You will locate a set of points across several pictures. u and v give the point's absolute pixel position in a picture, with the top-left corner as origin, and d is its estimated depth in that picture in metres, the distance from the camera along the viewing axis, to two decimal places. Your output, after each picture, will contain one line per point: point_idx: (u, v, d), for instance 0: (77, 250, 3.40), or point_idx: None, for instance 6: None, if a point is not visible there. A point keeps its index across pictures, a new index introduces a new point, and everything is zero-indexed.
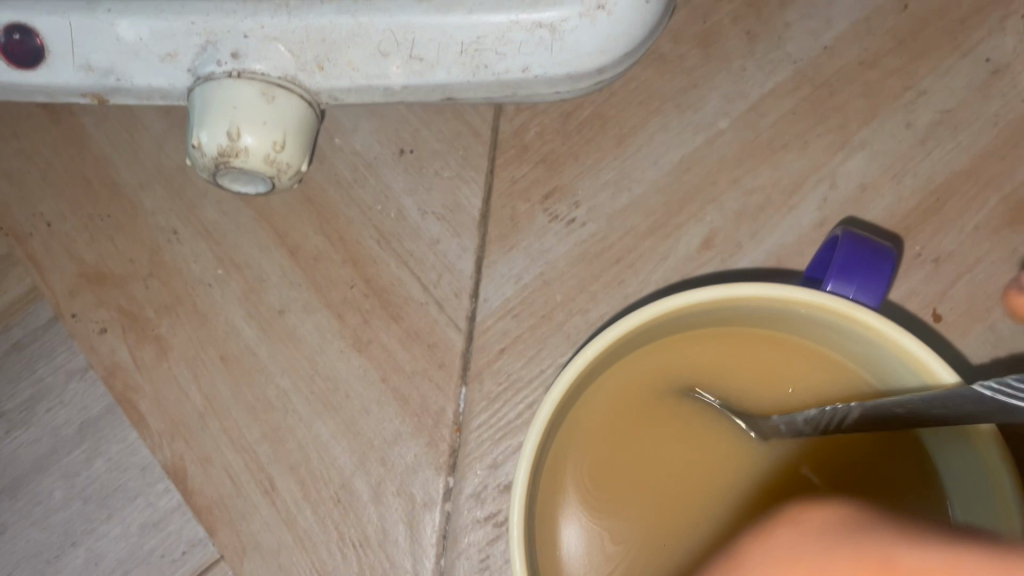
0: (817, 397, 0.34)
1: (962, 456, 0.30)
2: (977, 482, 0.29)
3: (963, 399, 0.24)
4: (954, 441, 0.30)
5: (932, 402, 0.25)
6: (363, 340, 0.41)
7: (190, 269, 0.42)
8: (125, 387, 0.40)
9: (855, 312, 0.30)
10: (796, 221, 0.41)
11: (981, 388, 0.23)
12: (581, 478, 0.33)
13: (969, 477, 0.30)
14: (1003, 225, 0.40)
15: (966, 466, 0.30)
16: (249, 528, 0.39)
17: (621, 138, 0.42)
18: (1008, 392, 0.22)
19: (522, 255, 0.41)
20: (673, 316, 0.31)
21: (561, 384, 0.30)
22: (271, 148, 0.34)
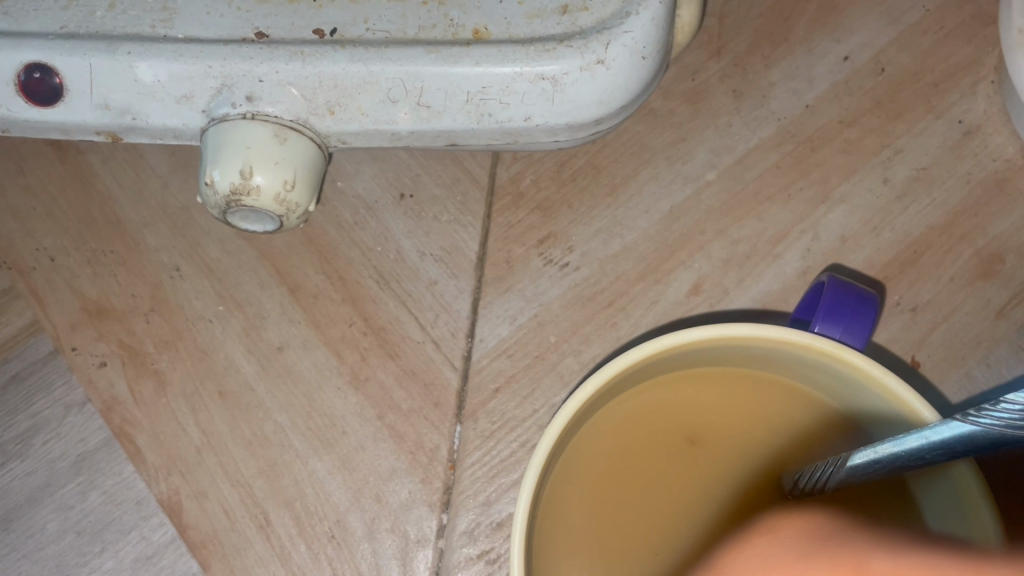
0: (797, 432, 0.35)
1: (945, 492, 0.31)
2: (957, 514, 0.30)
3: (958, 442, 0.25)
4: (938, 480, 0.31)
5: (927, 449, 0.26)
6: (361, 377, 0.41)
7: (192, 305, 0.42)
8: (123, 421, 0.41)
9: (841, 352, 0.31)
10: (781, 269, 0.42)
11: (974, 422, 0.25)
12: (575, 508, 0.34)
13: (947, 511, 0.31)
14: (976, 277, 0.41)
15: (950, 504, 0.31)
16: (243, 563, 0.39)
17: (613, 188, 0.44)
18: (1001, 420, 0.24)
19: (518, 296, 0.42)
20: (666, 354, 0.32)
21: (563, 416, 0.31)
22: (281, 187, 0.36)
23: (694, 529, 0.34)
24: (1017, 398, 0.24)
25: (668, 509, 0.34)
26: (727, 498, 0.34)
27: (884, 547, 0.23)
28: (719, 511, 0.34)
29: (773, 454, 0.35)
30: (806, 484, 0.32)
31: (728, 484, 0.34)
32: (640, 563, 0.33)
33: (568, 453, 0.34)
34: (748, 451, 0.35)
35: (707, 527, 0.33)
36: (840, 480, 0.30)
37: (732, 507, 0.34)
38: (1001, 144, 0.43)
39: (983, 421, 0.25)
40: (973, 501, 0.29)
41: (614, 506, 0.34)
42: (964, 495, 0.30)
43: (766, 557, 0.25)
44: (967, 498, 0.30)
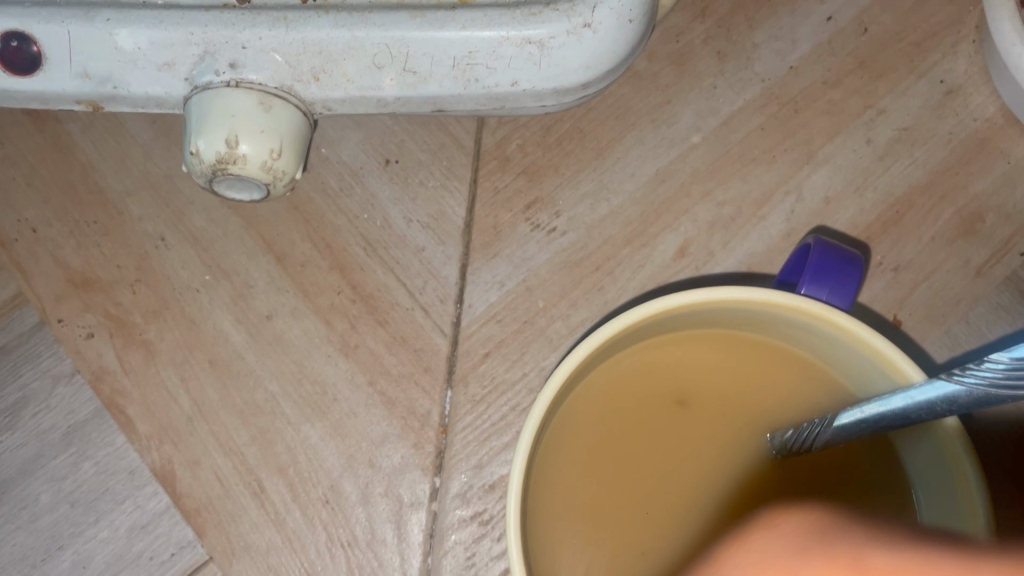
0: (791, 397, 0.35)
1: (932, 452, 0.32)
2: (945, 473, 0.32)
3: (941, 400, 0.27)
4: (923, 438, 0.33)
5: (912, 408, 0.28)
6: (350, 344, 0.41)
7: (178, 275, 0.42)
8: (113, 391, 0.41)
9: (831, 315, 0.31)
10: (766, 230, 0.43)
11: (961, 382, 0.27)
12: (571, 468, 0.34)
13: (937, 471, 0.32)
14: (958, 236, 0.42)
15: (937, 467, 0.32)
16: (239, 530, 0.39)
17: (599, 151, 0.44)
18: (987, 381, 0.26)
19: (506, 262, 0.42)
20: (660, 317, 0.33)
21: (558, 378, 0.31)
22: (267, 156, 0.35)
23: (685, 500, 0.34)
24: (999, 358, 0.26)
25: (661, 482, 0.35)
26: (716, 468, 0.35)
27: (881, 541, 0.21)
28: (707, 486, 0.35)
29: (767, 419, 0.35)
30: (789, 443, 0.34)
31: (717, 457, 0.35)
32: (633, 532, 0.34)
33: (563, 415, 0.34)
34: (741, 417, 0.36)
35: (697, 495, 0.34)
36: (826, 440, 0.32)
37: (721, 483, 0.35)
38: (982, 104, 0.44)
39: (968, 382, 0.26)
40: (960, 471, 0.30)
41: (609, 467, 0.34)
42: (949, 455, 0.31)
43: (752, 542, 0.23)
44: (955, 467, 0.31)
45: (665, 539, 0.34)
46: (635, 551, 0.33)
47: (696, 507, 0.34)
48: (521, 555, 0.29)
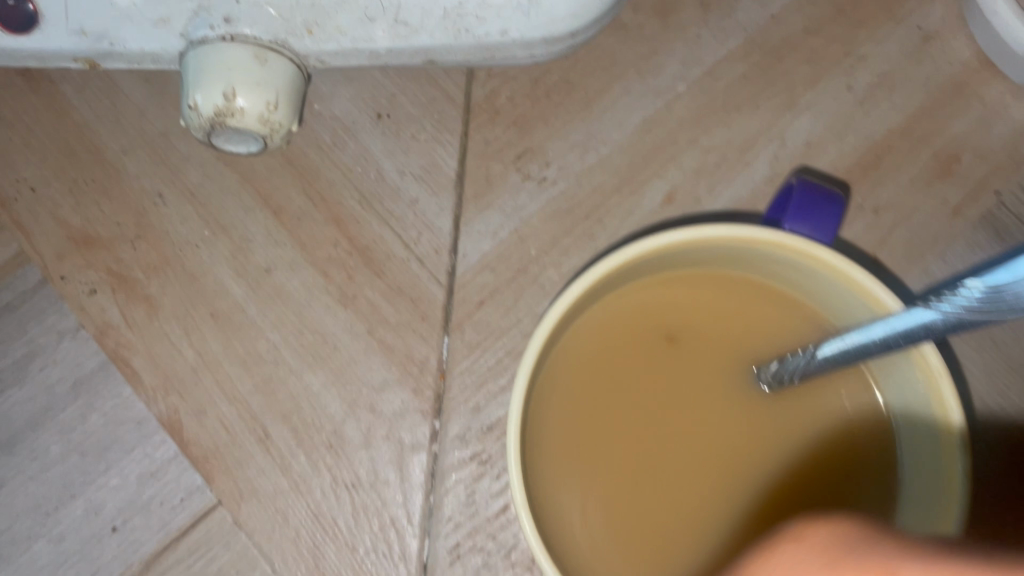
0: (777, 334, 0.37)
1: (925, 438, 0.34)
2: (933, 459, 0.33)
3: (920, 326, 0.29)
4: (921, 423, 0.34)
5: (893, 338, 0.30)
6: (349, 295, 0.43)
7: (177, 230, 0.43)
8: (118, 345, 0.42)
9: (814, 249, 0.33)
10: (750, 176, 0.44)
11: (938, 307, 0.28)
12: (568, 405, 0.35)
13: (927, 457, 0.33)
14: (935, 177, 0.43)
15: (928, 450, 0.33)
16: (246, 475, 0.41)
17: (587, 102, 0.45)
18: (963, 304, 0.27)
19: (498, 212, 0.44)
20: (650, 257, 0.34)
21: (552, 316, 0.32)
22: (264, 108, 0.36)
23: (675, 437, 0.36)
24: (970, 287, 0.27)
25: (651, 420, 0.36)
26: (704, 405, 0.36)
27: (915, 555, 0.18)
28: (693, 426, 0.36)
29: (753, 355, 0.37)
30: (775, 376, 0.35)
31: (704, 396, 0.36)
32: (625, 468, 0.35)
33: (559, 353, 0.35)
34: (729, 357, 0.37)
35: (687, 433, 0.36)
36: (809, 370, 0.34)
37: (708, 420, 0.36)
38: (958, 49, 0.45)
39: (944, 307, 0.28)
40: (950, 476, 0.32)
41: (605, 406, 0.36)
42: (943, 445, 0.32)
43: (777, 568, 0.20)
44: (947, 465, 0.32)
45: (649, 476, 0.35)
46: (621, 485, 0.35)
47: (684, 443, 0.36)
48: (522, 481, 0.30)
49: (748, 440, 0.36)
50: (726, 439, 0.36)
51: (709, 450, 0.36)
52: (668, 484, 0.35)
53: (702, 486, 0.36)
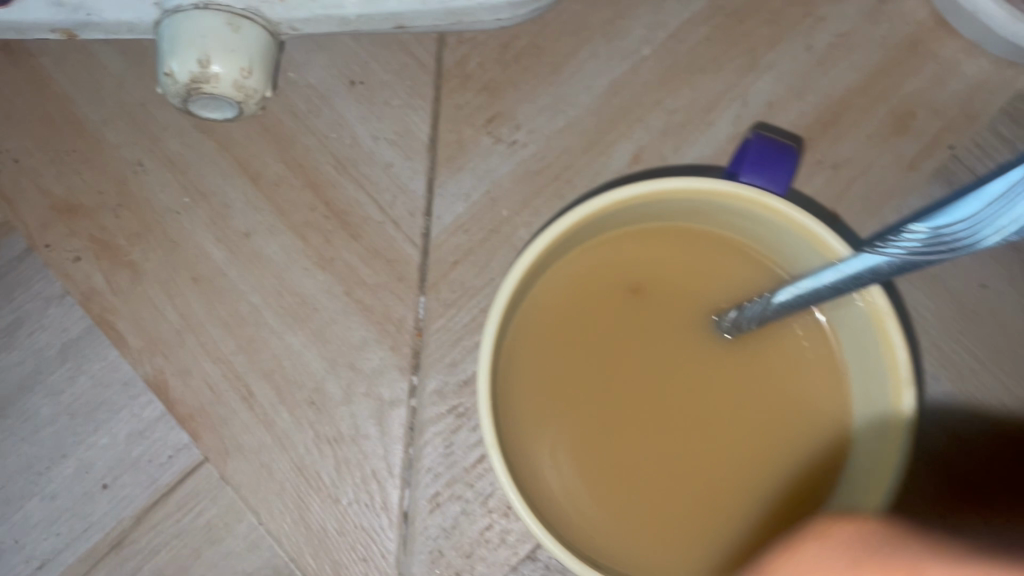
0: (737, 285, 0.38)
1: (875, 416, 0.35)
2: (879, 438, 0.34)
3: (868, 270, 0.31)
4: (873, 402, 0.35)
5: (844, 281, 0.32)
6: (326, 258, 0.44)
7: (158, 198, 0.45)
8: (103, 309, 0.43)
9: (766, 200, 0.34)
10: (713, 135, 0.45)
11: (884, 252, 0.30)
12: (537, 358, 0.37)
13: (872, 436, 0.35)
14: (891, 133, 0.45)
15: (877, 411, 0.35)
16: (231, 432, 0.42)
17: (555, 66, 0.46)
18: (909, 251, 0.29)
19: (470, 175, 0.45)
20: (612, 211, 0.36)
21: (517, 271, 0.34)
22: (238, 75, 0.37)
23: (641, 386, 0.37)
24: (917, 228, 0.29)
25: (621, 372, 0.37)
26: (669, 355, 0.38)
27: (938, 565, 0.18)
28: (660, 376, 0.38)
29: (715, 305, 0.38)
30: (734, 322, 0.37)
31: (670, 347, 0.38)
32: (593, 416, 0.37)
33: (527, 307, 0.37)
34: (693, 308, 0.38)
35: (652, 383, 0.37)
36: (765, 316, 0.36)
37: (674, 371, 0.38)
38: (913, 9, 0.46)
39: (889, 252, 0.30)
40: (893, 436, 0.33)
41: (572, 358, 0.37)
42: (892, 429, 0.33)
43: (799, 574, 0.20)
44: (891, 429, 0.33)
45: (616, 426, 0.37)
46: (589, 433, 0.37)
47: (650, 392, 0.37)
48: (490, 424, 0.33)
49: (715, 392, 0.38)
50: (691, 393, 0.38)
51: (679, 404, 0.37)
52: (636, 434, 0.37)
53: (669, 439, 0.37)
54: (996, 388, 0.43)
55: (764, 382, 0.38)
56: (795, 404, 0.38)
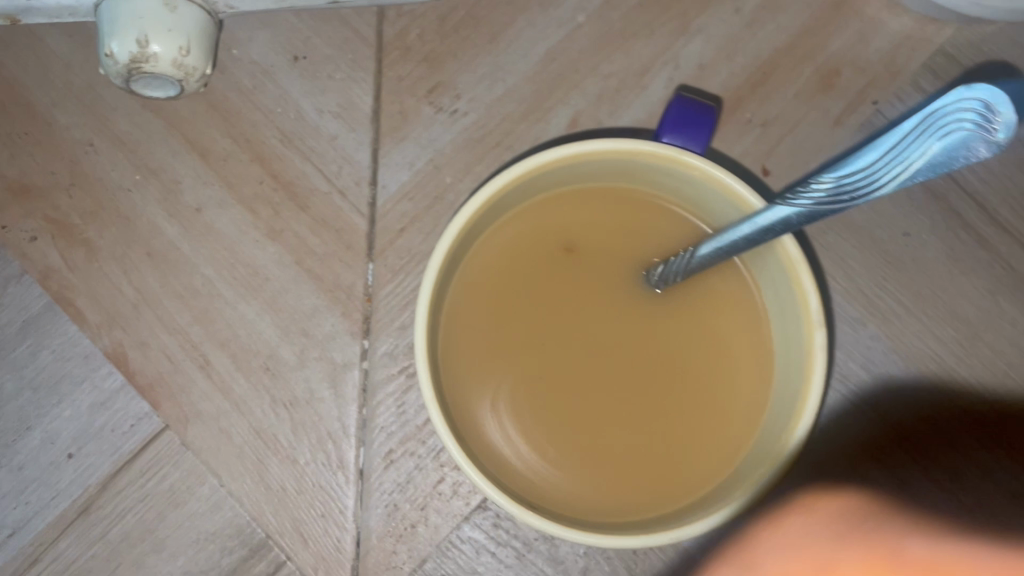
0: (666, 240, 0.40)
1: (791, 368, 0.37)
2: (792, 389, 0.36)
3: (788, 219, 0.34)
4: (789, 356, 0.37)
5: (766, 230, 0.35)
6: (276, 229, 0.45)
7: (110, 177, 0.46)
8: (61, 286, 0.45)
9: (684, 157, 0.36)
10: (647, 98, 0.47)
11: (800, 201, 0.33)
12: (475, 316, 0.39)
13: (788, 389, 0.36)
14: (817, 91, 0.47)
15: (794, 356, 0.36)
16: (190, 400, 0.44)
17: (493, 35, 0.47)
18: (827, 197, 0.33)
19: (413, 144, 0.46)
20: (542, 173, 0.37)
21: (451, 232, 0.36)
22: (177, 53, 0.39)
23: (576, 340, 0.39)
24: (823, 179, 0.33)
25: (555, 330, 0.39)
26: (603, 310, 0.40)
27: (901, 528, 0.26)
28: (594, 330, 0.39)
29: (644, 260, 0.40)
30: (662, 276, 0.39)
31: (603, 302, 0.40)
32: (530, 369, 0.39)
33: (465, 268, 0.39)
34: (625, 264, 0.40)
35: (587, 337, 0.39)
36: (689, 268, 0.38)
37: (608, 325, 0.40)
38: None
39: (804, 201, 0.33)
40: (805, 376, 0.35)
41: (509, 315, 0.39)
42: (803, 381, 0.35)
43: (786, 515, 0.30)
44: (803, 380, 0.35)
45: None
46: (527, 386, 0.39)
47: (584, 346, 0.39)
48: (429, 376, 0.34)
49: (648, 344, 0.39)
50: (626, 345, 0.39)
51: (613, 358, 0.39)
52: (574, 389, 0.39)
53: (607, 392, 0.39)
54: (920, 331, 0.45)
55: (694, 335, 0.40)
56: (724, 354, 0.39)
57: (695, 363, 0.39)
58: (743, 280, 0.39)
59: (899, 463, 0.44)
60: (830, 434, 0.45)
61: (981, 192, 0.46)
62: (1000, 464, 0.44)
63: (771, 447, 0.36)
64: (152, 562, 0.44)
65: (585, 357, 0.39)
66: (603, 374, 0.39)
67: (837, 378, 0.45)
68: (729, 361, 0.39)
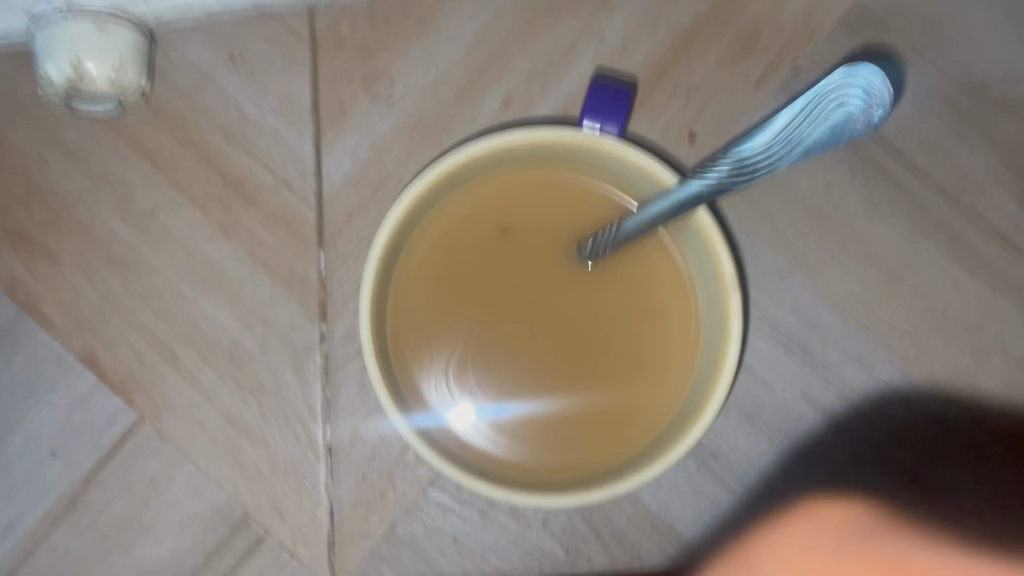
0: (593, 216, 0.43)
1: (713, 336, 0.40)
2: (711, 362, 0.39)
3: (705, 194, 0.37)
4: (712, 329, 0.40)
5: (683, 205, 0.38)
6: (229, 226, 0.47)
7: (63, 187, 0.48)
8: (28, 296, 0.47)
9: (600, 141, 0.39)
10: (576, 72, 0.49)
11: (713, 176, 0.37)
12: (419, 301, 0.42)
13: (710, 359, 0.39)
14: (738, 54, 0.49)
15: (716, 321, 0.39)
16: (162, 394, 0.47)
17: (423, 21, 0.48)
18: (736, 173, 0.37)
19: (354, 133, 0.48)
20: (470, 164, 0.40)
21: (387, 227, 0.38)
22: (111, 71, 0.40)
23: (516, 317, 0.42)
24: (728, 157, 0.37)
25: (495, 307, 0.42)
26: (540, 286, 0.42)
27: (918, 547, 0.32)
28: (531, 306, 0.42)
29: (574, 235, 0.43)
30: (592, 251, 0.41)
31: (540, 278, 0.42)
32: (473, 347, 0.42)
33: (405, 257, 0.42)
34: (558, 241, 0.43)
35: (525, 313, 0.42)
36: (614, 244, 0.40)
37: (544, 300, 0.42)
38: None
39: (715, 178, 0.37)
40: (724, 340, 0.38)
41: (451, 298, 0.42)
42: (721, 357, 0.38)
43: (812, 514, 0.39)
44: (721, 354, 0.38)
45: (499, 358, 0.42)
46: (472, 363, 0.42)
47: (523, 321, 0.42)
48: (375, 363, 0.37)
49: (583, 315, 0.42)
50: (562, 318, 0.42)
51: (551, 332, 0.42)
52: (517, 363, 0.42)
53: (546, 364, 0.42)
54: (845, 276, 0.48)
55: (626, 304, 0.42)
56: (654, 319, 0.42)
57: (628, 331, 0.42)
58: (668, 249, 0.42)
59: (870, 437, 0.47)
60: (764, 376, 0.48)
61: (896, 140, 0.48)
62: (931, 405, 0.47)
63: (694, 404, 0.39)
64: (142, 545, 0.47)
65: (525, 330, 0.42)
66: (543, 346, 0.42)
67: (769, 326, 0.48)
68: (659, 325, 0.42)
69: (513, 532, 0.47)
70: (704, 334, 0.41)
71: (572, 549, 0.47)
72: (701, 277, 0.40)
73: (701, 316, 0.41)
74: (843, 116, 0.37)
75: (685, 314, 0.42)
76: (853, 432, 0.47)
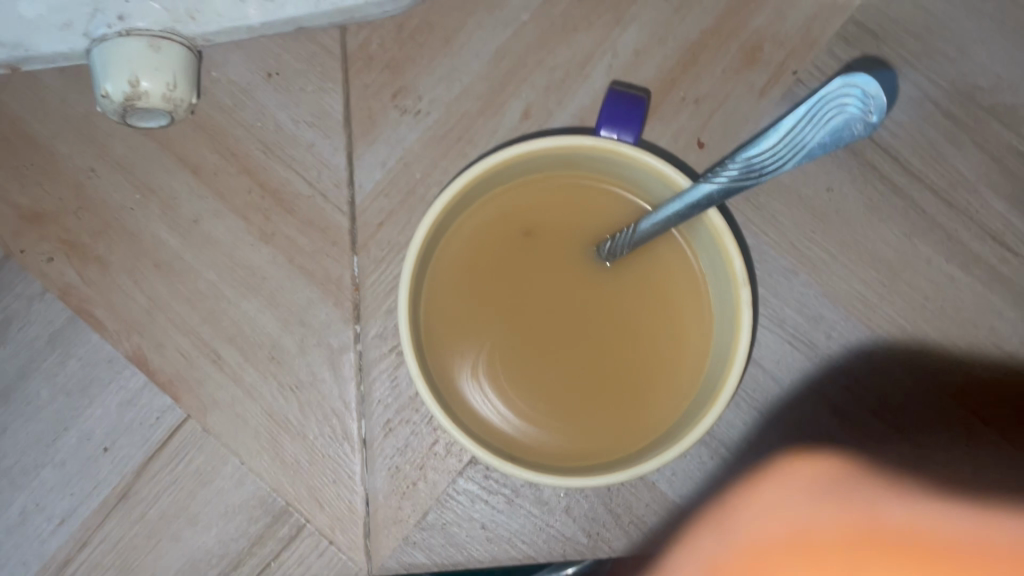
0: (610, 218, 0.46)
1: (725, 329, 0.42)
2: (724, 353, 0.42)
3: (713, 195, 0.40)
4: (724, 321, 0.43)
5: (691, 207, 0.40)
6: (268, 233, 0.50)
7: (112, 198, 0.51)
8: (81, 300, 0.50)
9: (617, 147, 0.41)
10: (591, 86, 0.52)
11: (721, 178, 0.40)
12: (449, 299, 0.45)
13: (722, 351, 0.42)
14: (743, 67, 0.52)
15: (727, 314, 0.42)
16: (206, 391, 0.50)
17: (447, 39, 0.52)
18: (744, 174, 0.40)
19: (383, 145, 0.51)
20: (497, 170, 0.43)
21: (422, 229, 0.41)
22: (166, 89, 0.44)
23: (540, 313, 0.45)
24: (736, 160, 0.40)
25: (520, 305, 0.45)
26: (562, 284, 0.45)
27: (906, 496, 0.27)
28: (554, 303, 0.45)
29: (593, 236, 0.46)
30: (609, 251, 0.44)
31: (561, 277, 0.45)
32: (500, 342, 0.45)
33: (436, 258, 0.45)
34: (578, 242, 0.46)
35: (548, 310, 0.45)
36: (630, 245, 0.43)
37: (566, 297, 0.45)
38: None
39: (722, 180, 0.40)
40: (735, 333, 0.41)
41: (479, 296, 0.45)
42: (733, 348, 0.41)
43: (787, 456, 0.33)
44: (732, 346, 0.41)
45: (524, 352, 0.45)
46: (498, 356, 0.45)
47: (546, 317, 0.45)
48: (413, 356, 0.40)
49: (602, 311, 0.45)
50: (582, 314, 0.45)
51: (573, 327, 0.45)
52: (541, 356, 0.45)
53: (569, 357, 0.45)
54: (846, 274, 0.51)
55: (642, 300, 0.45)
56: (668, 314, 0.45)
57: (644, 325, 0.45)
58: (681, 249, 0.45)
59: (873, 424, 0.50)
60: (772, 368, 0.50)
61: (893, 146, 0.51)
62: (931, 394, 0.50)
63: (708, 393, 0.42)
64: (188, 533, 0.50)
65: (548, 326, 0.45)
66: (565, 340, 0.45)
67: (776, 321, 0.51)
68: (673, 319, 0.45)
69: (537, 519, 0.50)
70: (716, 327, 0.44)
71: (594, 534, 0.50)
72: (712, 274, 0.43)
73: (712, 310, 0.44)
74: (852, 119, 0.39)
75: (697, 309, 0.45)
76: (858, 419, 0.50)
